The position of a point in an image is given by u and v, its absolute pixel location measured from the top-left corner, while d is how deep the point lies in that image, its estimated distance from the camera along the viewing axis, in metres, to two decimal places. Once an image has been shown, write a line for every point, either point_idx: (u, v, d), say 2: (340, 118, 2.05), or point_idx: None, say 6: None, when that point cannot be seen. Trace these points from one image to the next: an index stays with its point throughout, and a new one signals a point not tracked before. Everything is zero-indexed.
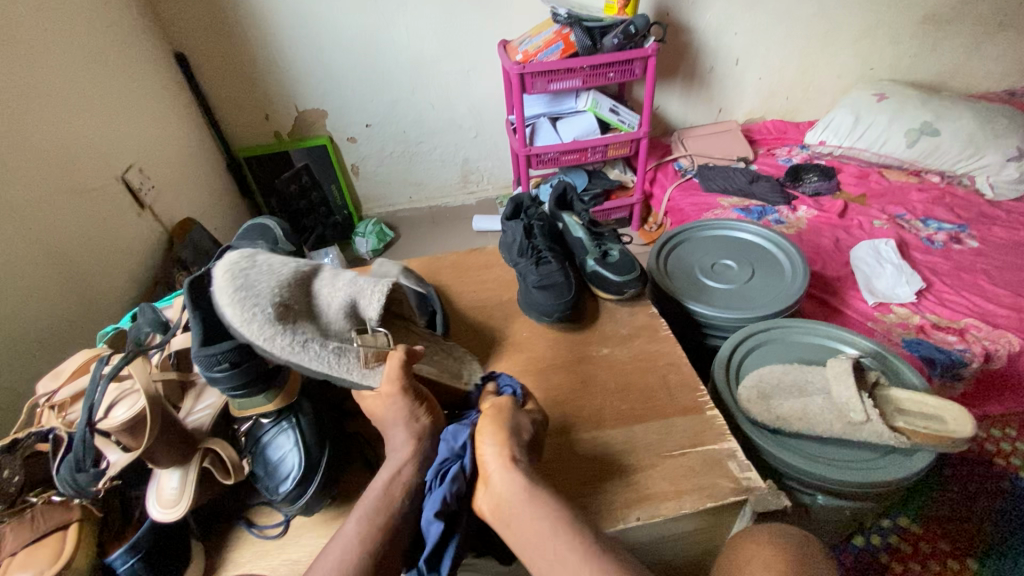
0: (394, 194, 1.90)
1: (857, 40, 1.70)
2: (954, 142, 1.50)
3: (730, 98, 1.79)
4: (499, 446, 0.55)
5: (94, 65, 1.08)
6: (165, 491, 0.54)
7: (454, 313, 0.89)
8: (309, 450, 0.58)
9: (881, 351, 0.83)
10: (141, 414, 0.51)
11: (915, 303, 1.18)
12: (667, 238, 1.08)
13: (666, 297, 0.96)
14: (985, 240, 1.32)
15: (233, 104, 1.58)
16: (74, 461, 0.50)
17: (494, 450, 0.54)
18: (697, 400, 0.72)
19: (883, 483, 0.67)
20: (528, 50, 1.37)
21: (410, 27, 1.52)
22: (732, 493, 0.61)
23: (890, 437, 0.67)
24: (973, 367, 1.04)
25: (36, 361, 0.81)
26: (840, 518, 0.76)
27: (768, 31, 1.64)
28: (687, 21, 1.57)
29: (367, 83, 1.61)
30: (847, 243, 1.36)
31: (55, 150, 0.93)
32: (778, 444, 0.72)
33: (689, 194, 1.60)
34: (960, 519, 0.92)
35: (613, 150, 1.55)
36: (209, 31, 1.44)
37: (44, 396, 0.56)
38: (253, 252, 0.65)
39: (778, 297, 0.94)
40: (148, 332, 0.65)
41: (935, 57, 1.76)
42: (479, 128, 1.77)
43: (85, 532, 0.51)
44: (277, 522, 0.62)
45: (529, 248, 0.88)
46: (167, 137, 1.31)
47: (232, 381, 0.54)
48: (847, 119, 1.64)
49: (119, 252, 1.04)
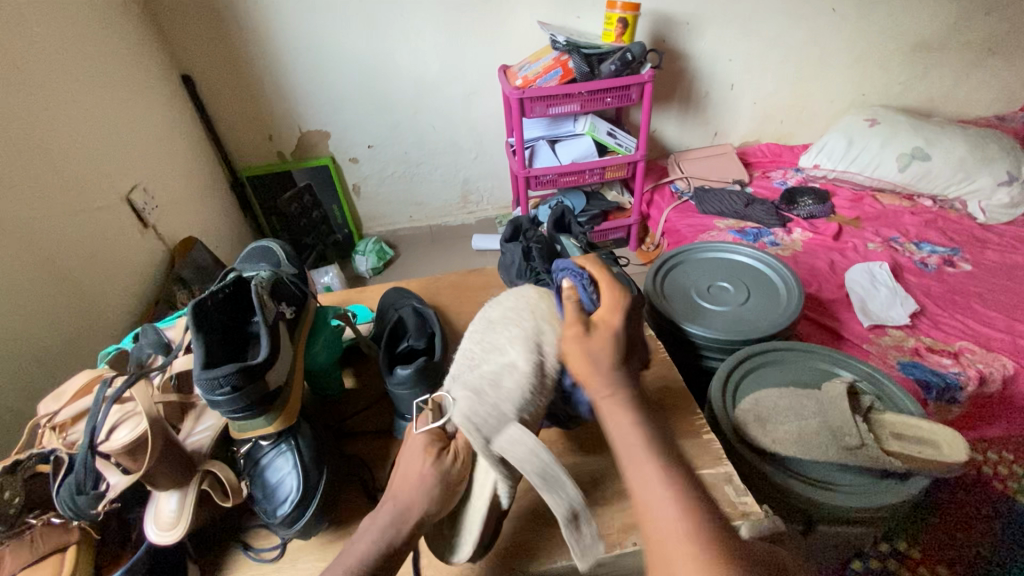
0: (394, 213, 1.92)
1: (849, 67, 1.75)
2: (945, 167, 1.53)
3: (726, 121, 1.82)
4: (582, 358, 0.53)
5: (102, 88, 1.11)
6: (164, 513, 0.54)
7: (452, 333, 0.90)
8: (307, 472, 0.58)
9: (877, 375, 0.83)
10: (142, 436, 0.51)
11: (910, 325, 1.19)
12: (663, 261, 1.09)
13: (664, 320, 0.97)
14: (978, 264, 1.34)
15: (238, 125, 1.61)
16: (75, 483, 0.50)
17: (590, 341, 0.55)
18: (693, 423, 0.72)
19: (876, 507, 0.68)
20: (528, 76, 1.41)
21: (412, 52, 1.56)
22: (728, 518, 0.61)
23: (885, 461, 0.68)
24: (968, 390, 1.05)
25: (38, 382, 0.81)
26: (838, 542, 0.76)
27: (761, 58, 1.69)
28: (683, 48, 1.62)
29: (369, 105, 1.64)
30: (842, 265, 1.38)
31: (63, 171, 0.95)
32: (773, 467, 0.72)
33: (685, 216, 1.62)
34: (958, 543, 0.91)
35: (611, 172, 1.58)
36: (214, 54, 1.47)
37: (45, 417, 0.57)
38: (256, 274, 0.66)
39: (773, 319, 0.95)
40: (149, 353, 0.65)
41: (925, 84, 1.81)
42: (479, 149, 1.80)
43: (83, 555, 0.52)
44: (275, 544, 0.62)
45: (527, 271, 0.90)
46: (172, 158, 1.33)
47: (234, 404, 0.54)
48: (840, 144, 1.67)
49: (122, 270, 1.05)
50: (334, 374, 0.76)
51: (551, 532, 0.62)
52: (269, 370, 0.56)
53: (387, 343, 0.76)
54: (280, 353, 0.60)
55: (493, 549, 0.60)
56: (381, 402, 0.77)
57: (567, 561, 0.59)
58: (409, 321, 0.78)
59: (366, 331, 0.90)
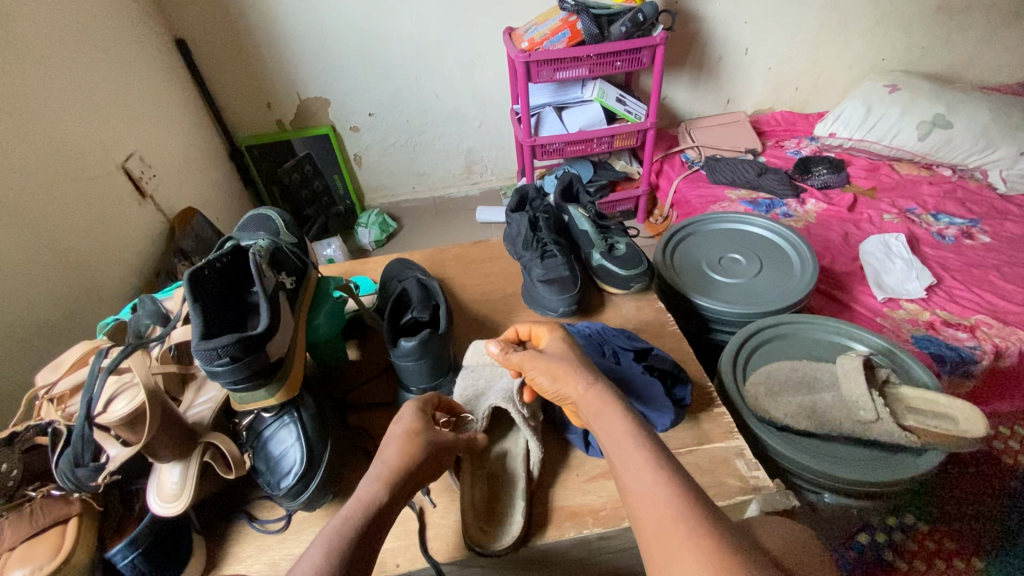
0: (397, 184, 1.88)
1: (870, 30, 1.67)
2: (967, 135, 1.48)
3: (739, 88, 1.76)
4: (552, 370, 0.55)
5: (93, 51, 1.06)
6: (166, 485, 0.53)
7: (457, 306, 0.88)
8: (311, 444, 0.57)
9: (891, 349, 0.81)
10: (141, 408, 0.50)
11: (925, 298, 1.16)
12: (674, 232, 1.06)
13: (673, 292, 0.95)
14: (997, 235, 1.30)
15: (236, 93, 1.57)
16: (72, 455, 0.49)
17: (547, 374, 0.55)
18: (703, 397, 0.71)
19: (890, 481, 0.66)
20: (534, 38, 1.34)
21: (414, 14, 1.49)
22: (739, 492, 0.60)
23: (900, 435, 0.66)
24: (983, 364, 1.03)
25: (37, 352, 0.80)
26: (848, 515, 0.76)
27: (780, 20, 1.61)
28: (698, 9, 1.54)
29: (369, 71, 1.59)
30: (856, 237, 1.34)
31: (53, 138, 0.91)
32: (784, 441, 0.71)
33: (695, 186, 1.58)
34: (965, 516, 0.91)
35: (619, 141, 1.53)
36: (208, 16, 1.41)
37: (43, 388, 0.55)
38: (254, 244, 0.64)
39: (787, 292, 0.92)
40: (148, 324, 0.64)
41: (949, 48, 1.73)
42: (483, 117, 1.75)
43: (84, 527, 0.51)
44: (280, 516, 0.62)
45: (534, 241, 0.87)
46: (168, 126, 1.29)
47: (233, 376, 0.52)
48: (858, 111, 1.61)
49: (120, 241, 1.03)
50: (337, 346, 0.75)
51: (557, 506, 0.61)
52: (269, 342, 0.55)
53: (390, 315, 0.73)
54: (281, 324, 0.58)
55: (493, 521, 0.59)
56: (385, 374, 0.76)
57: (575, 534, 0.58)
58: (414, 294, 0.76)
59: (370, 303, 0.89)
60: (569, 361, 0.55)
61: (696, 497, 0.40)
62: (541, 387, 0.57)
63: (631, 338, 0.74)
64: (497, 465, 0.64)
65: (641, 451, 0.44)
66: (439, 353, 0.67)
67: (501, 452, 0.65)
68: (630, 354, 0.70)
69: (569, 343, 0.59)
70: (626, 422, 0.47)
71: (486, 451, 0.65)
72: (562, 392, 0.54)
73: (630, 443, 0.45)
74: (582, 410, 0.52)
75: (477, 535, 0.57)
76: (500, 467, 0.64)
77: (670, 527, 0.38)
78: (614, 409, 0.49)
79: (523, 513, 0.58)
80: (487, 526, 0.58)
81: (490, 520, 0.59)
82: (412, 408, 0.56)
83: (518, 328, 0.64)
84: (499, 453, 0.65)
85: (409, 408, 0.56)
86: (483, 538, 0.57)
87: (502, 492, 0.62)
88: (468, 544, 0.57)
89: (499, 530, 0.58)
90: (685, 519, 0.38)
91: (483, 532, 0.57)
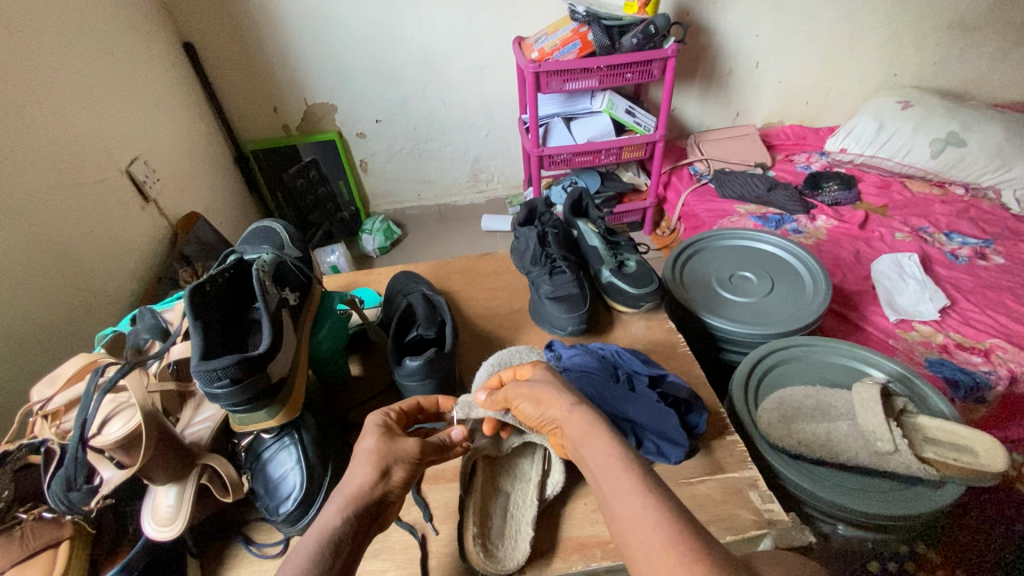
0: (402, 191, 1.87)
1: (882, 45, 1.65)
2: (980, 154, 1.46)
3: (749, 101, 1.74)
4: (535, 395, 0.53)
5: (99, 54, 1.05)
6: (161, 508, 0.51)
7: (462, 321, 0.86)
8: (312, 468, 0.56)
9: (906, 374, 0.79)
10: (136, 431, 0.48)
11: (938, 320, 1.14)
12: (683, 248, 1.04)
13: (682, 311, 0.93)
14: (1011, 256, 1.28)
15: (243, 98, 1.56)
16: (65, 477, 0.46)
17: (530, 399, 0.54)
18: (716, 424, 0.69)
19: (902, 515, 0.64)
20: (544, 48, 1.33)
21: (423, 22, 1.48)
22: (754, 526, 0.58)
23: (918, 468, 0.64)
24: (998, 390, 1.01)
25: (36, 361, 0.79)
26: (861, 547, 0.73)
27: (791, 34, 1.60)
28: (709, 21, 1.53)
29: (377, 78, 1.58)
30: (867, 256, 1.32)
31: (56, 141, 0.90)
32: (797, 470, 0.69)
33: (703, 199, 1.57)
34: (982, 548, 0.88)
35: (627, 153, 1.52)
36: (217, 20, 1.40)
37: (37, 403, 0.53)
38: (258, 258, 0.62)
39: (799, 313, 0.90)
40: (146, 339, 0.62)
41: (961, 65, 1.71)
42: (491, 126, 1.74)
43: (77, 550, 0.50)
44: (278, 540, 0.60)
45: (543, 256, 0.85)
46: (173, 130, 1.28)
47: (234, 398, 0.50)
48: (869, 127, 1.60)
49: (123, 247, 1.02)
50: (340, 362, 0.73)
51: (564, 536, 0.59)
52: (271, 362, 0.53)
53: (396, 331, 0.71)
54: (283, 342, 0.57)
55: (492, 540, 0.57)
56: (388, 391, 0.74)
57: (583, 567, 0.56)
58: (420, 309, 0.74)
59: (374, 317, 0.87)
60: (551, 383, 0.54)
61: (699, 531, 0.37)
62: (525, 416, 0.55)
63: (646, 362, 0.72)
64: (511, 488, 0.62)
65: (631, 475, 0.42)
66: (446, 372, 0.66)
67: (516, 475, 0.63)
68: (645, 378, 0.68)
69: (552, 368, 0.57)
70: (614, 446, 0.45)
71: (500, 472, 0.63)
72: (547, 416, 0.52)
73: (617, 465, 0.43)
74: (567, 431, 0.49)
75: (476, 551, 0.54)
76: (509, 485, 0.62)
77: (660, 553, 0.35)
78: (597, 429, 0.47)
79: (530, 540, 0.56)
80: (484, 543, 0.56)
81: (490, 540, 0.57)
82: (376, 421, 0.52)
83: (502, 372, 0.60)
84: (513, 475, 0.63)
85: (372, 421, 0.52)
86: (479, 554, 0.54)
87: (508, 513, 0.60)
88: (472, 565, 0.54)
89: (500, 553, 0.56)
90: (677, 545, 0.35)
91: (480, 547, 0.55)
